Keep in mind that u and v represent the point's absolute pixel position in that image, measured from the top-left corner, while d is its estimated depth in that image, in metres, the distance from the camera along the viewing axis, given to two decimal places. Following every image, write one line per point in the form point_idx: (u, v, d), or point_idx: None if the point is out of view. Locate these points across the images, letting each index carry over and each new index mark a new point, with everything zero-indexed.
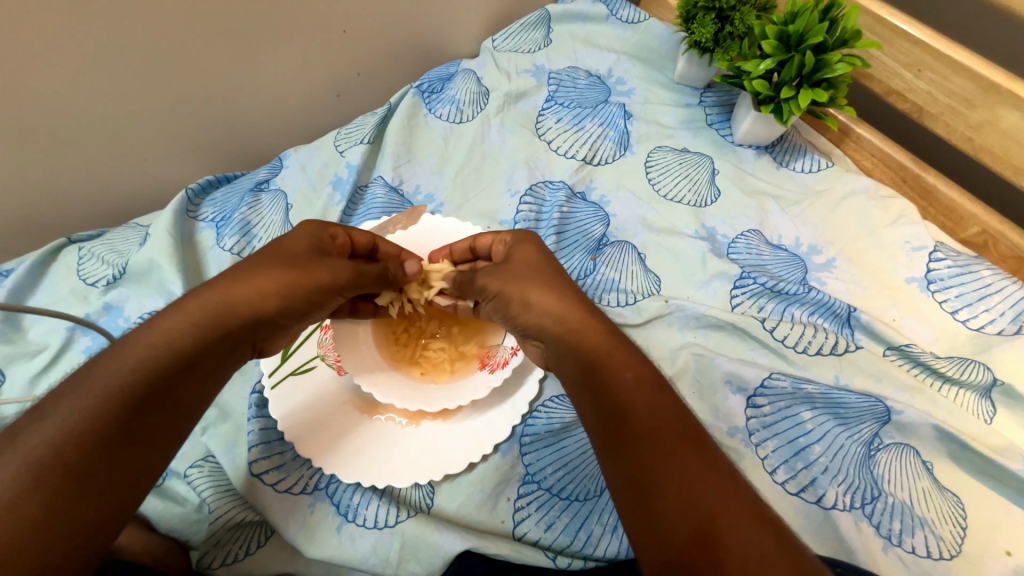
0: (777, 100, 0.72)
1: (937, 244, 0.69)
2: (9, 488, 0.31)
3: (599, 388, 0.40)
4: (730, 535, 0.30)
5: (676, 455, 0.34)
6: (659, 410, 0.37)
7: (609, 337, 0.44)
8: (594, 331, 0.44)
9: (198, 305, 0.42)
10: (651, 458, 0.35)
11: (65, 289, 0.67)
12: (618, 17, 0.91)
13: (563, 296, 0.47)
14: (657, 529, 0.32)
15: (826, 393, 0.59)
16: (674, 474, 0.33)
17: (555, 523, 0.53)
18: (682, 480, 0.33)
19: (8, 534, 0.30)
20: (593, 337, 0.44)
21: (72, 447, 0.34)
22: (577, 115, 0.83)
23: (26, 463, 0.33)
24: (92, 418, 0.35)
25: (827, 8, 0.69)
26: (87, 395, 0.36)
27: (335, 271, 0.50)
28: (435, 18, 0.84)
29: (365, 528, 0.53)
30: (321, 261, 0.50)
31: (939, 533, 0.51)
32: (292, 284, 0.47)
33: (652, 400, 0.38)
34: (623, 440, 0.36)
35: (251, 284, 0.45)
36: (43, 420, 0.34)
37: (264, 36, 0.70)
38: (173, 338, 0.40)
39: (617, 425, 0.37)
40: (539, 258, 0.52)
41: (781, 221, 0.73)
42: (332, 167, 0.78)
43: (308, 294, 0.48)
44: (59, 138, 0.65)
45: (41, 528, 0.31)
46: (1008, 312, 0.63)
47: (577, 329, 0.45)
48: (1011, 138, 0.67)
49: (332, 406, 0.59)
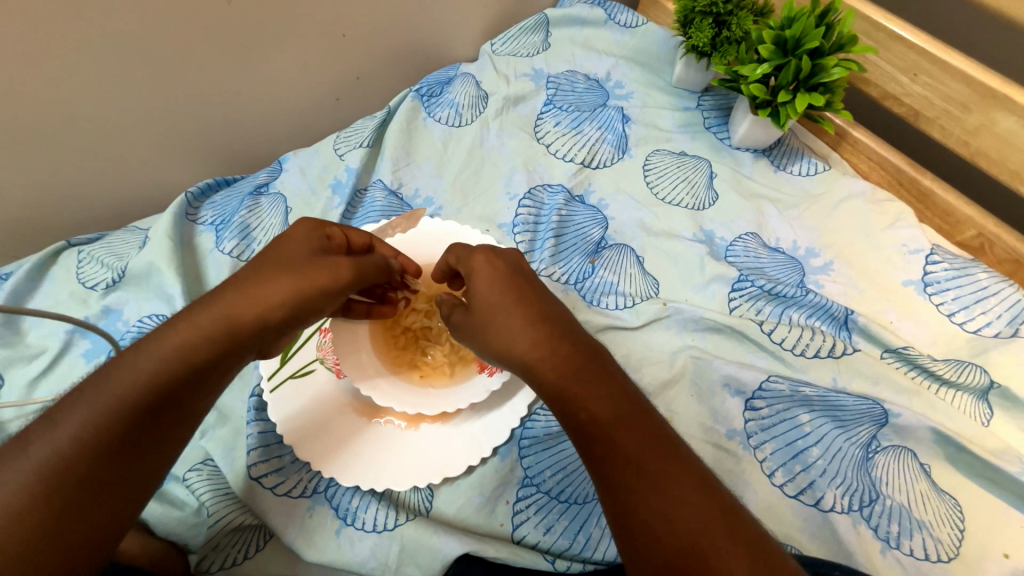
0: (774, 104, 0.72)
1: (934, 247, 0.69)
2: (24, 497, 0.33)
3: (575, 428, 0.41)
4: (712, 550, 0.34)
5: (660, 478, 0.37)
6: (634, 438, 0.39)
7: (570, 361, 0.42)
8: (558, 361, 0.42)
9: (212, 317, 0.41)
10: (641, 486, 0.37)
11: (65, 293, 0.67)
12: (616, 22, 0.92)
13: (518, 330, 0.44)
14: (647, 545, 0.36)
15: (824, 395, 0.59)
16: (654, 498, 0.37)
17: (555, 526, 0.53)
18: (662, 504, 0.36)
19: (18, 543, 0.32)
20: (556, 368, 0.42)
21: (82, 461, 0.35)
22: (576, 119, 0.83)
23: (38, 472, 0.34)
24: (105, 427, 0.36)
25: (823, 13, 0.69)
26: (101, 403, 0.37)
27: (336, 270, 0.47)
28: (432, 22, 0.84)
29: (364, 531, 0.53)
30: (320, 259, 0.47)
31: (937, 535, 0.52)
32: (298, 290, 0.45)
33: (634, 431, 0.39)
34: (605, 464, 0.39)
35: (263, 296, 0.43)
36: (56, 429, 0.36)
37: (263, 41, 0.70)
38: (190, 349, 0.40)
39: (599, 448, 0.39)
40: (493, 277, 0.47)
41: (779, 223, 0.74)
42: (332, 170, 0.78)
43: (316, 296, 0.46)
44: (57, 142, 0.65)
45: (51, 536, 0.33)
46: (1005, 315, 0.63)
47: (535, 358, 0.43)
48: (1006, 142, 0.67)
49: (332, 409, 0.59)
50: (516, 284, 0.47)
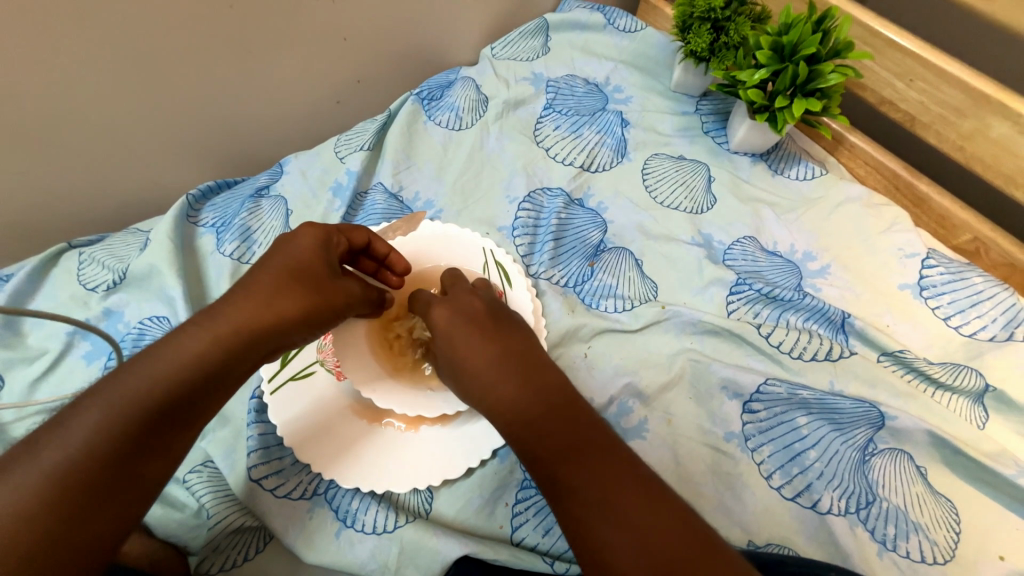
0: (771, 109, 0.73)
1: (930, 251, 0.70)
2: (32, 500, 0.33)
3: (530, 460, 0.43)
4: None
5: (613, 504, 0.38)
6: (582, 466, 0.40)
7: (518, 394, 0.45)
8: (507, 395, 0.45)
9: (226, 327, 0.42)
10: (592, 515, 0.38)
11: (65, 295, 0.67)
12: (615, 27, 0.92)
13: (484, 366, 0.48)
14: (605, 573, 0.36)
15: (821, 399, 0.59)
16: (607, 523, 0.37)
17: (554, 527, 0.54)
18: (616, 532, 0.37)
19: (27, 546, 0.32)
20: (506, 402, 0.45)
21: (92, 465, 0.35)
22: (575, 123, 0.84)
23: (46, 475, 0.34)
24: (116, 432, 0.36)
25: (820, 19, 0.70)
26: (112, 408, 0.37)
27: (348, 291, 0.51)
28: (432, 27, 0.85)
29: (364, 533, 0.53)
30: (334, 281, 0.50)
31: (933, 537, 0.52)
32: (309, 307, 0.47)
33: (584, 460, 0.40)
34: (559, 496, 0.40)
35: (276, 307, 0.45)
36: (65, 433, 0.36)
37: (264, 45, 0.71)
38: (202, 358, 0.41)
39: (553, 481, 0.41)
40: (453, 316, 0.52)
41: (777, 227, 0.74)
42: (333, 173, 0.78)
43: (323, 313, 0.48)
44: (59, 145, 0.66)
45: (58, 540, 0.33)
46: (1000, 319, 0.63)
47: (489, 394, 0.47)
48: (1001, 147, 0.68)
49: (332, 412, 0.59)
50: (475, 323, 0.51)
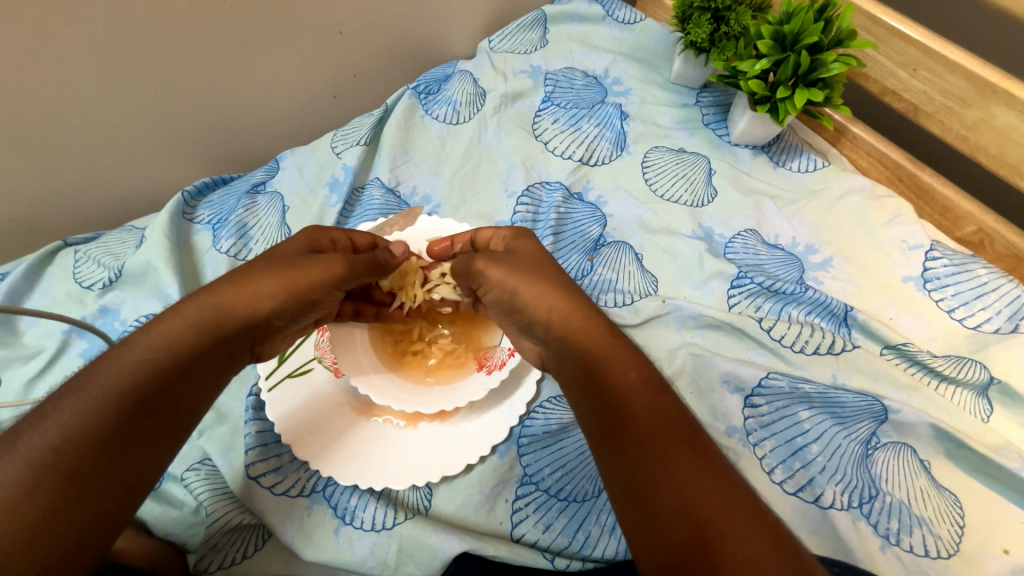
0: (772, 100, 0.72)
1: (934, 243, 0.69)
2: (10, 487, 0.32)
3: (598, 392, 0.41)
4: (724, 547, 0.30)
5: (677, 457, 0.35)
6: (653, 414, 0.38)
7: (612, 341, 0.44)
8: (592, 333, 0.44)
9: (193, 309, 0.43)
10: (651, 460, 0.35)
11: (60, 293, 0.66)
12: (614, 18, 0.91)
13: (562, 294, 0.47)
14: (654, 533, 0.33)
15: (823, 392, 0.58)
16: (666, 469, 0.34)
17: (554, 524, 0.53)
18: (693, 468, 0.34)
19: (8, 536, 0.31)
20: (587, 342, 0.44)
21: (76, 452, 0.35)
22: (574, 116, 0.83)
23: (27, 462, 0.33)
24: (91, 418, 0.36)
25: (822, 8, 0.68)
26: (88, 395, 0.37)
27: (327, 265, 0.50)
28: (429, 20, 0.84)
29: (362, 530, 0.53)
30: (311, 258, 0.50)
31: (937, 531, 0.52)
32: (282, 286, 0.47)
33: (654, 403, 0.39)
34: (625, 442, 0.37)
35: (247, 288, 0.45)
36: (43, 422, 0.35)
37: (260, 39, 0.70)
38: (174, 344, 0.41)
39: (618, 429, 0.38)
40: (540, 256, 0.51)
41: (778, 220, 0.73)
42: (329, 168, 0.78)
43: (300, 290, 0.48)
44: (53, 143, 0.65)
45: (47, 526, 0.32)
46: (1005, 310, 0.63)
47: (575, 329, 0.45)
48: (1006, 137, 0.67)
49: (330, 407, 0.59)
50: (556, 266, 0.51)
